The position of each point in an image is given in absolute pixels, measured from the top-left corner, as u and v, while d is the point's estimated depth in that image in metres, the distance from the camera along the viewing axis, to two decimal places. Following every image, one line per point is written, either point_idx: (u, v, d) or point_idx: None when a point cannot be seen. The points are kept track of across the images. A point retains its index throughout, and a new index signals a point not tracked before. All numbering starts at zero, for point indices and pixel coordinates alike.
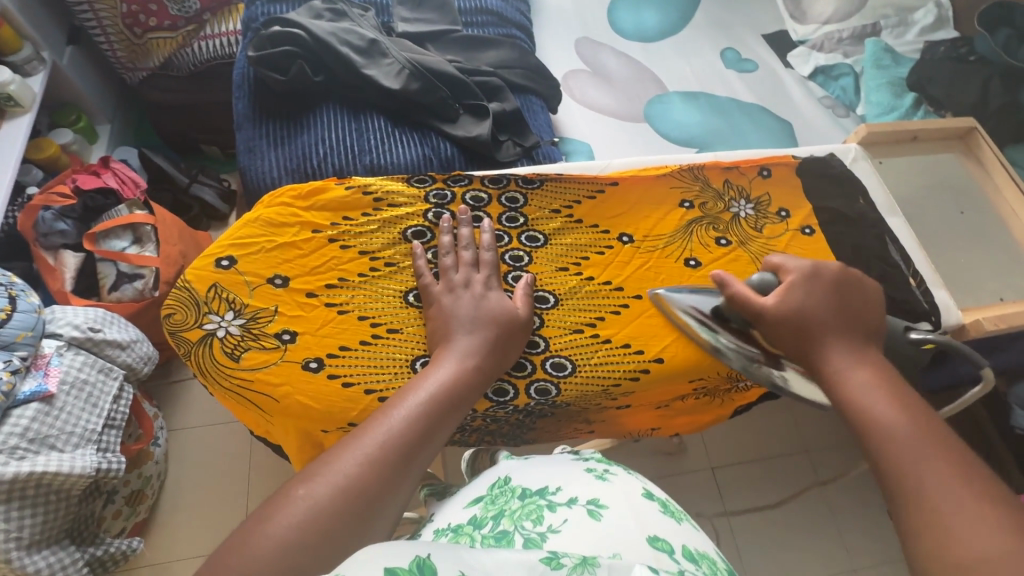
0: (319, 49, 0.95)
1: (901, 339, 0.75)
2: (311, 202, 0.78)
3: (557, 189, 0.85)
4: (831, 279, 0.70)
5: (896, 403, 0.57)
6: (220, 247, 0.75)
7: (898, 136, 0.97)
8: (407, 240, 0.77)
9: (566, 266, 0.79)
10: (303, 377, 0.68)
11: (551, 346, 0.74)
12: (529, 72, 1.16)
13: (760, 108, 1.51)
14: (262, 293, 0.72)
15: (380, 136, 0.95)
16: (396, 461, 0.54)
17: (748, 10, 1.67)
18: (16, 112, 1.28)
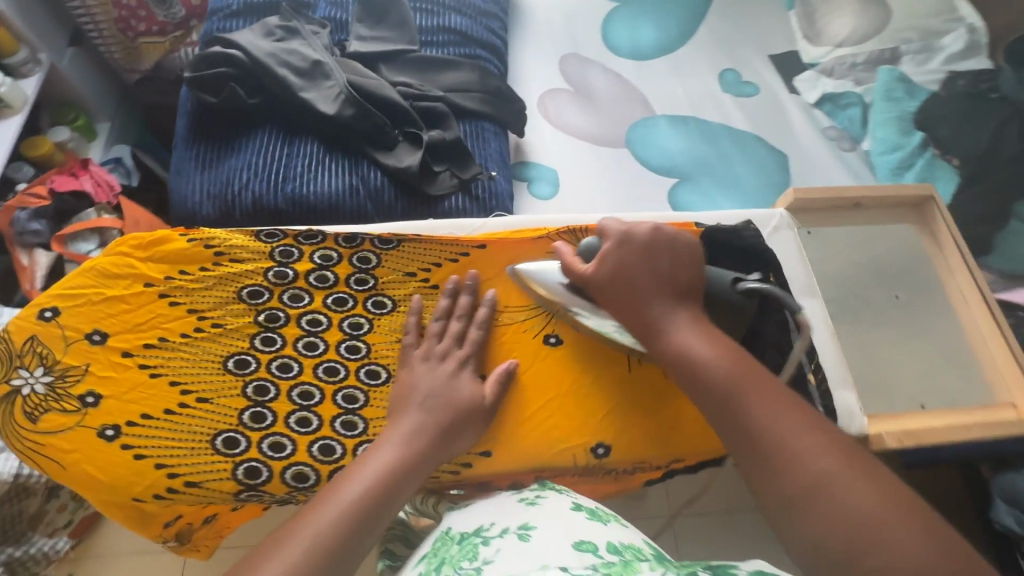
0: (256, 71, 0.94)
1: (729, 289, 0.70)
2: (150, 252, 0.71)
3: (418, 248, 0.76)
4: (642, 241, 0.67)
5: (735, 364, 0.59)
6: (47, 296, 0.70)
7: (836, 201, 0.91)
8: (241, 300, 0.70)
9: (408, 338, 0.72)
10: (94, 446, 0.64)
11: (370, 431, 0.66)
12: (487, 96, 1.11)
13: (753, 137, 1.39)
14: (77, 350, 0.68)
15: (308, 162, 0.93)
16: (306, 573, 0.51)
17: (755, 28, 1.55)
18: (7, 112, 1.33)
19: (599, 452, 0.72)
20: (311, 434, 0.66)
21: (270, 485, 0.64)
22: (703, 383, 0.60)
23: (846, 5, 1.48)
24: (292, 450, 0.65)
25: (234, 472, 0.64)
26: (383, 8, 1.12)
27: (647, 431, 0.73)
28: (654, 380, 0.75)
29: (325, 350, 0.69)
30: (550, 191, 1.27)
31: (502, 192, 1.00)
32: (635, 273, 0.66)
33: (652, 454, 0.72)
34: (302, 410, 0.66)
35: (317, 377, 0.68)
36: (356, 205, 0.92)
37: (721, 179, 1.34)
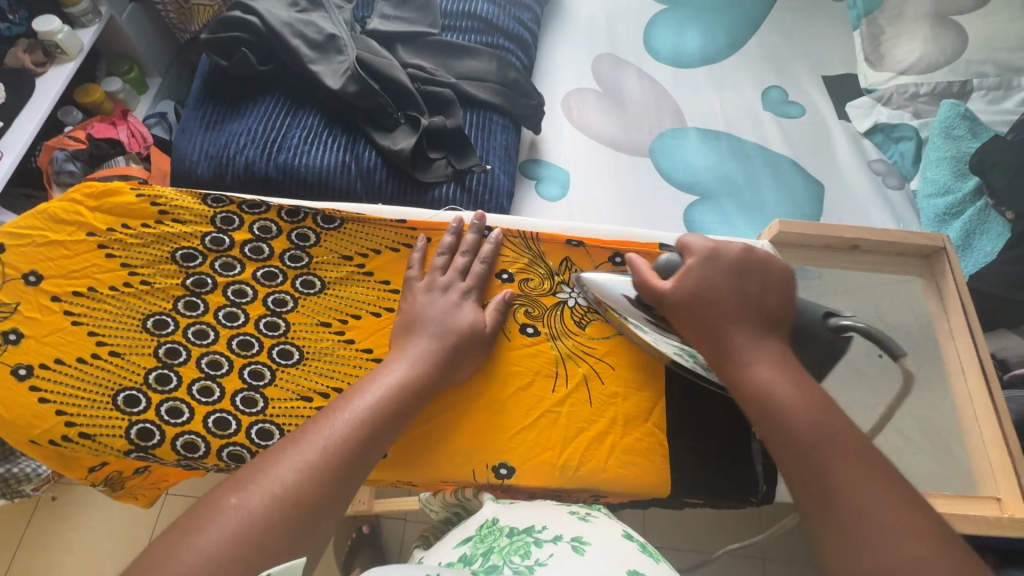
0: (268, 38, 0.95)
1: (820, 323, 0.71)
2: (100, 203, 0.73)
3: (357, 233, 0.76)
4: (729, 262, 0.68)
5: (809, 403, 0.58)
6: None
7: (831, 241, 0.87)
8: (174, 262, 0.72)
9: (328, 322, 0.71)
10: (6, 383, 0.65)
11: (267, 410, 0.66)
12: (501, 87, 1.07)
13: (788, 160, 1.30)
14: (11, 288, 0.69)
15: (305, 134, 0.93)
16: (336, 472, 0.54)
17: (811, 46, 1.45)
18: (63, 59, 1.41)
19: (502, 472, 0.68)
20: (211, 405, 0.66)
21: (160, 449, 0.64)
22: (783, 424, 0.57)
23: (918, 27, 1.34)
24: (188, 417, 0.65)
25: (128, 431, 0.64)
26: None
27: (557, 456, 0.69)
28: (572, 405, 0.72)
29: (243, 322, 0.69)
30: (558, 192, 1.22)
31: (497, 187, 0.96)
32: (719, 296, 0.66)
33: (557, 483, 0.68)
34: (207, 379, 0.66)
35: (228, 349, 0.68)
36: (346, 182, 0.91)
37: (745, 203, 1.25)
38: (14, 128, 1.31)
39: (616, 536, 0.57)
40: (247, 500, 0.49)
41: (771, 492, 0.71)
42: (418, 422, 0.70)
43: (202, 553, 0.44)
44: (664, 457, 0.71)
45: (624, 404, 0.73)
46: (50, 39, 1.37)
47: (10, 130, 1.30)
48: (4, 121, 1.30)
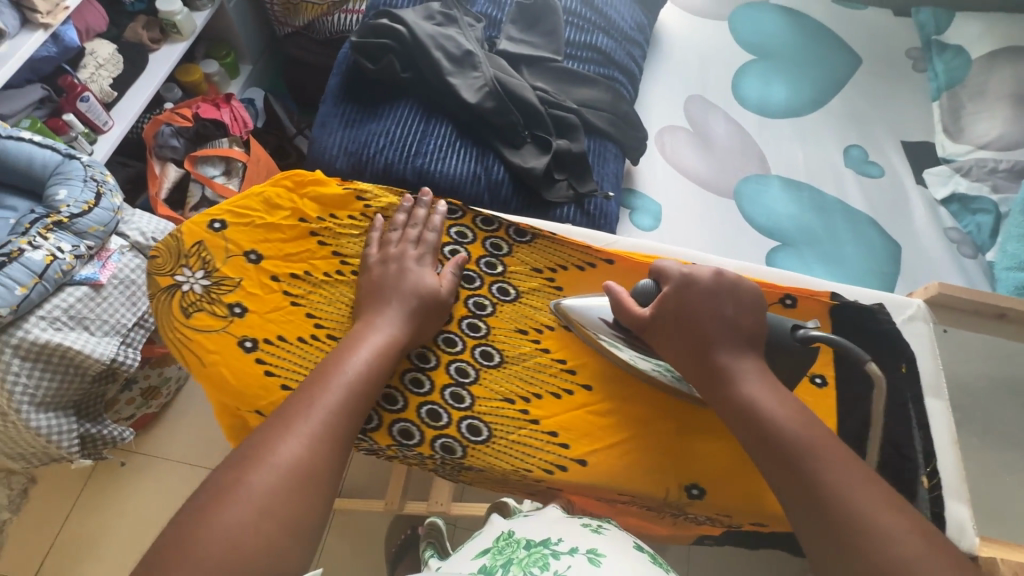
0: (412, 47, 1.00)
1: (786, 338, 0.68)
2: (307, 190, 0.78)
3: (548, 248, 0.79)
4: (705, 287, 0.66)
5: (792, 413, 0.60)
6: (218, 208, 0.77)
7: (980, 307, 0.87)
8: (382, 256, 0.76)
9: (525, 330, 0.74)
10: (233, 352, 0.69)
11: (474, 407, 0.69)
12: (614, 118, 1.12)
13: (868, 219, 1.34)
14: (234, 263, 0.73)
15: (440, 142, 0.97)
16: (330, 443, 0.59)
17: (893, 111, 1.51)
18: (175, 38, 1.46)
19: (694, 492, 0.67)
20: (422, 396, 0.69)
21: (377, 432, 0.67)
22: (769, 442, 0.59)
23: (998, 108, 1.40)
24: (403, 405, 0.68)
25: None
26: (538, 15, 1.16)
27: (744, 485, 0.68)
28: None
29: (447, 321, 0.73)
30: (649, 223, 1.26)
31: (612, 214, 1.00)
32: (691, 321, 0.65)
33: (739, 510, 0.67)
34: (416, 370, 0.70)
35: (436, 343, 0.72)
36: (475, 193, 0.95)
37: (826, 254, 1.29)
38: (124, 99, 1.35)
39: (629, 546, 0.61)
40: (256, 479, 0.54)
41: None
42: (611, 436, 0.69)
43: (226, 525, 0.50)
44: None
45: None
46: (169, 18, 1.41)
47: (120, 100, 1.34)
48: (119, 91, 1.34)
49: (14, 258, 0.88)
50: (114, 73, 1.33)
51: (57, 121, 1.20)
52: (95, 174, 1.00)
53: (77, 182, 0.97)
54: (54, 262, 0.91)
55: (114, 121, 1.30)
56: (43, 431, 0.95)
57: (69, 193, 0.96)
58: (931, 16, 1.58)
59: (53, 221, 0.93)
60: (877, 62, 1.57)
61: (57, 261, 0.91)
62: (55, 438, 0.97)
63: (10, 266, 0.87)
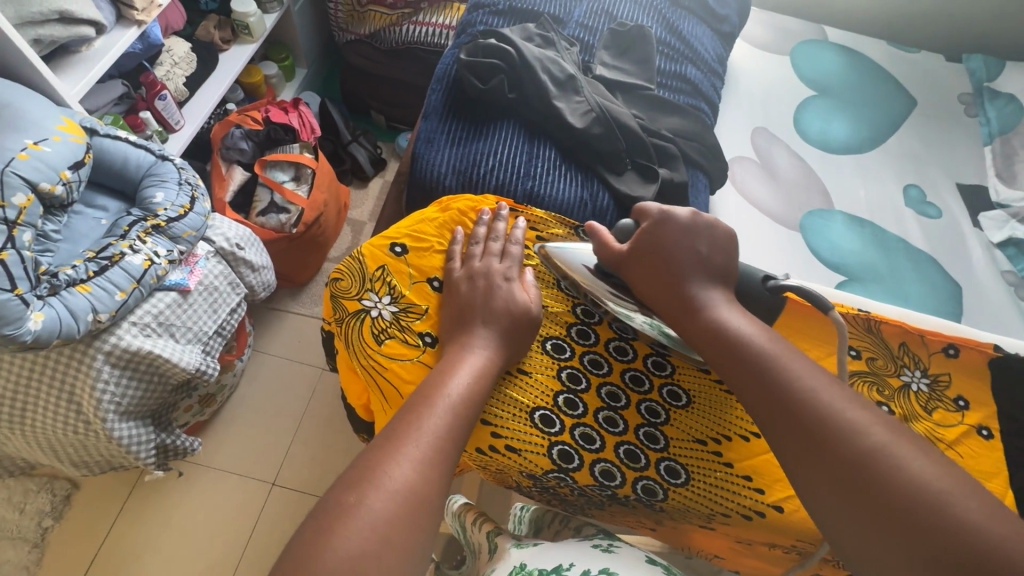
0: (521, 70, 0.99)
1: (756, 286, 0.70)
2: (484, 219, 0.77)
3: None
4: (681, 221, 0.67)
5: (766, 337, 0.60)
6: (397, 232, 0.76)
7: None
8: (561, 289, 0.74)
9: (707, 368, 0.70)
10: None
11: (670, 447, 0.65)
12: (704, 148, 1.13)
13: (928, 258, 1.37)
14: (420, 289, 0.72)
15: (548, 165, 0.97)
16: (441, 467, 0.52)
17: (947, 153, 1.55)
18: (245, 39, 1.44)
19: None
20: (617, 435, 0.65)
21: (578, 473, 0.63)
22: (740, 362, 0.59)
23: None
24: (602, 444, 0.64)
25: (549, 451, 0.63)
26: (631, 43, 1.17)
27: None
28: None
29: (633, 358, 0.70)
30: None
31: None
32: (667, 251, 0.66)
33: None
34: (610, 410, 0.66)
35: (624, 382, 0.68)
36: (582, 218, 0.95)
37: (891, 290, 1.31)
38: (195, 98, 1.32)
39: (641, 563, 0.63)
40: (370, 503, 0.47)
41: None
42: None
43: (344, 559, 0.43)
44: None
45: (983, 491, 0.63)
46: (243, 19, 1.39)
47: (191, 100, 1.31)
48: (190, 90, 1.32)
49: (115, 262, 0.85)
50: (187, 72, 1.30)
51: (136, 118, 1.17)
52: (188, 177, 0.98)
53: (172, 185, 0.95)
54: (152, 267, 0.88)
55: (184, 120, 1.28)
56: (123, 442, 0.91)
57: (165, 195, 0.93)
58: (982, 64, 1.64)
59: (151, 225, 0.90)
60: (931, 105, 1.61)
61: (154, 266, 0.88)
62: (135, 448, 0.93)
63: (111, 270, 0.84)
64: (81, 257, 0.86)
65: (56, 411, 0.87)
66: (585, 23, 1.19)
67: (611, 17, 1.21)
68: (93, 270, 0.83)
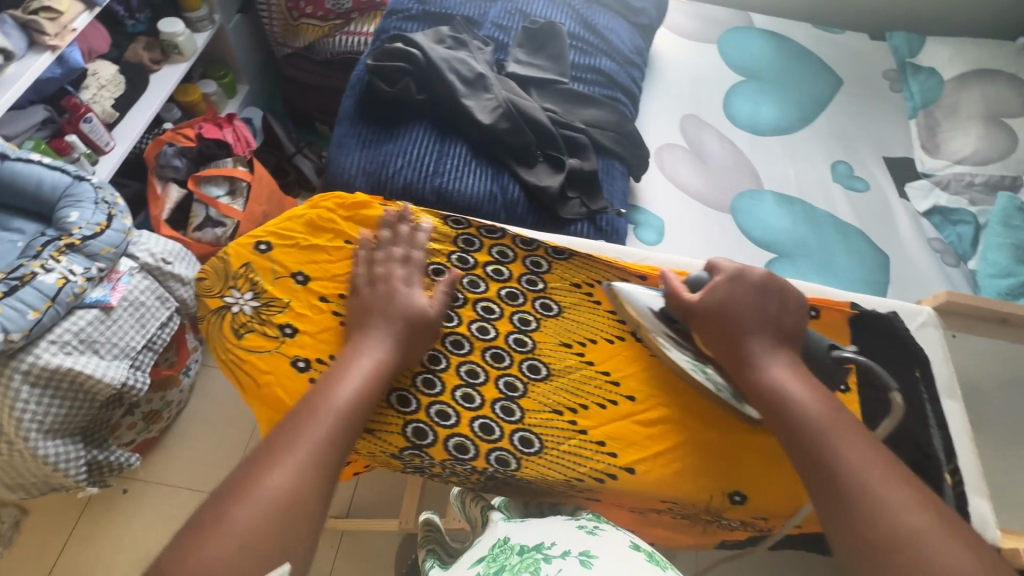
0: (428, 71, 1.02)
1: (822, 354, 0.68)
2: (352, 213, 0.77)
3: (587, 263, 0.78)
4: (757, 281, 0.67)
5: (826, 407, 0.59)
6: (262, 230, 0.76)
7: (987, 315, 0.84)
8: (426, 275, 0.75)
9: (568, 343, 0.73)
10: (286, 372, 0.68)
11: (525, 419, 0.68)
12: (620, 137, 1.16)
13: (857, 231, 1.41)
14: (282, 284, 0.73)
15: (457, 162, 0.99)
16: (318, 476, 0.54)
17: (873, 129, 1.59)
18: (177, 59, 1.46)
19: (736, 499, 0.68)
20: (473, 411, 0.67)
21: (433, 448, 0.65)
22: (793, 426, 0.59)
23: (971, 126, 1.50)
24: (456, 420, 0.66)
25: (405, 429, 0.66)
26: (544, 39, 1.20)
27: (784, 489, 0.68)
28: None
29: (494, 336, 0.72)
30: (653, 238, 1.30)
31: (623, 230, 1.03)
32: (743, 312, 0.65)
33: (780, 510, 0.68)
34: (467, 387, 0.68)
35: (483, 360, 0.70)
36: (492, 211, 0.97)
37: (822, 265, 1.34)
38: (125, 119, 1.34)
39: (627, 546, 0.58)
40: (237, 515, 0.49)
41: None
42: (657, 444, 0.69)
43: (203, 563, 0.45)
44: None
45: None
46: (171, 39, 1.41)
47: (122, 121, 1.33)
48: (120, 112, 1.33)
49: (27, 282, 0.86)
50: (116, 94, 1.32)
51: (61, 142, 1.19)
52: (106, 195, 0.99)
53: (88, 204, 0.96)
54: (67, 284, 0.89)
55: (114, 141, 1.30)
56: (50, 459, 0.92)
57: (81, 214, 0.95)
58: (903, 41, 1.69)
59: (65, 243, 0.91)
60: (857, 83, 1.66)
61: (69, 284, 0.90)
62: (64, 466, 0.94)
63: (23, 290, 0.86)
64: None
65: None
66: (499, 23, 1.21)
67: (525, 15, 1.24)
68: (2, 290, 0.85)
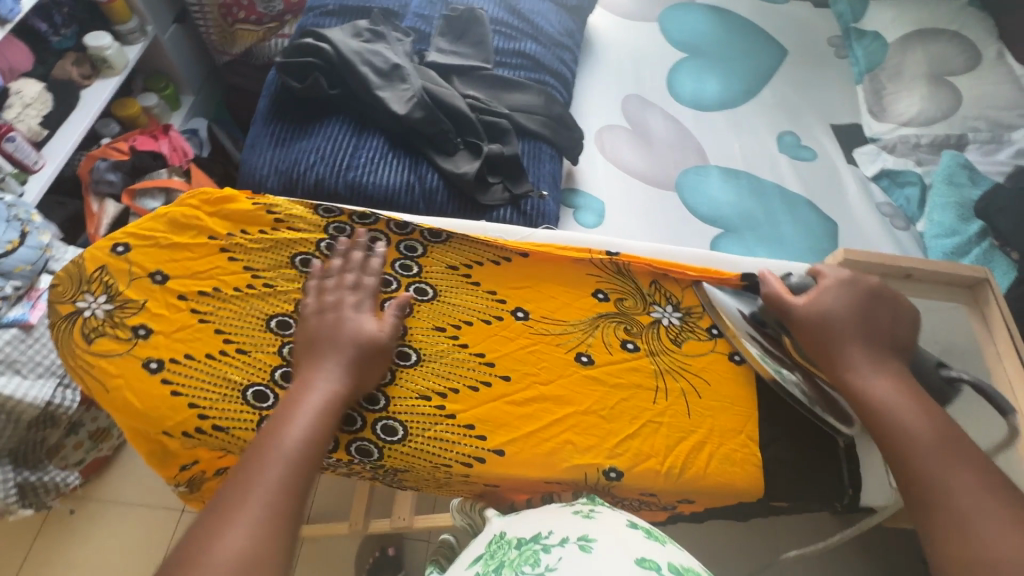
0: (339, 64, 1.00)
1: (932, 372, 0.75)
2: (217, 208, 0.74)
3: (464, 245, 0.77)
4: (866, 291, 0.71)
5: (932, 424, 0.62)
6: (121, 232, 0.73)
7: (888, 270, 0.86)
8: (294, 267, 0.73)
9: (442, 327, 0.72)
10: (138, 376, 0.66)
11: (390, 407, 0.67)
12: (548, 120, 1.14)
13: (803, 200, 1.39)
14: (138, 286, 0.70)
15: (372, 155, 0.97)
16: (281, 520, 0.54)
17: (820, 97, 1.57)
18: (109, 73, 1.44)
19: (611, 476, 0.67)
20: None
21: None
22: (901, 431, 0.63)
23: (915, 86, 1.48)
24: None
25: (259, 425, 0.64)
26: (465, 26, 1.18)
27: (661, 463, 0.68)
28: (673, 416, 0.70)
29: None
30: (594, 221, 1.29)
31: (549, 212, 1.02)
32: (854, 320, 0.69)
33: (660, 485, 0.67)
34: None
35: None
36: (410, 202, 0.96)
37: (767, 237, 1.33)
38: (56, 137, 1.32)
39: (622, 526, 0.58)
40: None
41: (855, 497, 0.72)
42: (530, 424, 0.68)
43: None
44: (759, 466, 0.69)
45: (721, 418, 0.71)
46: (100, 54, 1.40)
47: (52, 139, 1.31)
48: (50, 130, 1.32)
49: None
50: (43, 111, 1.30)
51: None
52: (19, 213, 0.97)
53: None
54: None
55: (44, 160, 1.28)
56: None
57: None
58: (847, 6, 1.67)
59: None
60: (802, 51, 1.64)
61: None
62: None
63: None
64: None
65: None
66: (420, 13, 1.20)
67: (446, 3, 1.22)
68: None
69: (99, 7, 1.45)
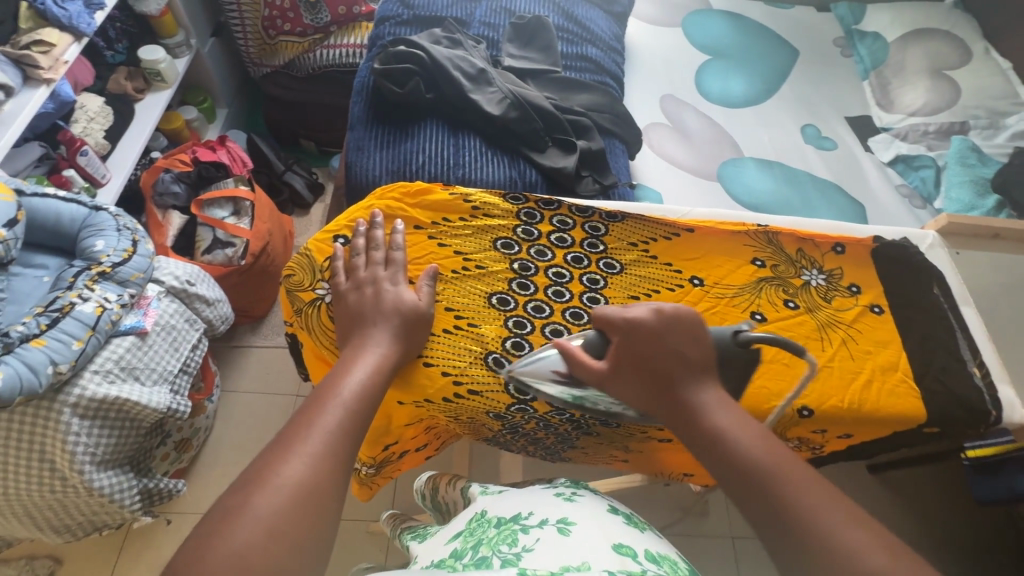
0: (434, 69, 1.06)
1: (730, 346, 0.69)
2: (418, 200, 0.83)
3: (638, 225, 0.86)
4: (648, 323, 0.66)
5: (761, 444, 0.56)
6: (337, 225, 0.82)
7: (980, 231, 0.96)
8: (497, 250, 0.81)
9: (638, 295, 0.79)
10: None
11: None
12: (616, 118, 1.22)
13: (834, 185, 1.52)
14: None
15: (475, 154, 1.04)
16: (342, 453, 0.54)
17: (833, 93, 1.71)
18: (160, 86, 1.44)
19: (804, 414, 0.74)
20: None
21: (535, 402, 0.72)
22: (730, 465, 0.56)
23: (918, 80, 1.64)
24: None
25: (507, 387, 0.72)
26: (533, 33, 1.26)
27: (842, 400, 0.75)
28: (842, 359, 0.78)
29: (569, 297, 0.78)
30: None
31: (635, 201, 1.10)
32: (654, 357, 0.64)
33: (840, 422, 0.75)
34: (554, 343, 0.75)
35: (565, 319, 0.76)
36: None
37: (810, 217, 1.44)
38: (117, 151, 1.32)
39: (603, 511, 0.58)
40: (261, 498, 0.46)
41: (1000, 416, 0.76)
42: None
43: (231, 552, 0.42)
44: (918, 396, 0.76)
45: (880, 356, 0.79)
46: (153, 67, 1.40)
47: (114, 153, 1.32)
48: (110, 143, 1.31)
49: (67, 312, 0.85)
50: (105, 125, 1.30)
51: (60, 177, 1.16)
52: (127, 223, 0.98)
53: (112, 232, 0.95)
54: (105, 312, 0.88)
55: (110, 173, 1.28)
56: (105, 491, 0.91)
57: (106, 243, 0.94)
58: (848, 9, 1.83)
59: (97, 272, 0.90)
60: (813, 52, 1.78)
61: (107, 311, 0.88)
62: (118, 497, 0.93)
63: (64, 321, 0.84)
64: (28, 314, 0.85)
65: (30, 474, 0.86)
66: (488, 21, 1.27)
67: (510, 12, 1.30)
68: (44, 323, 0.83)
69: (147, 21, 1.45)
